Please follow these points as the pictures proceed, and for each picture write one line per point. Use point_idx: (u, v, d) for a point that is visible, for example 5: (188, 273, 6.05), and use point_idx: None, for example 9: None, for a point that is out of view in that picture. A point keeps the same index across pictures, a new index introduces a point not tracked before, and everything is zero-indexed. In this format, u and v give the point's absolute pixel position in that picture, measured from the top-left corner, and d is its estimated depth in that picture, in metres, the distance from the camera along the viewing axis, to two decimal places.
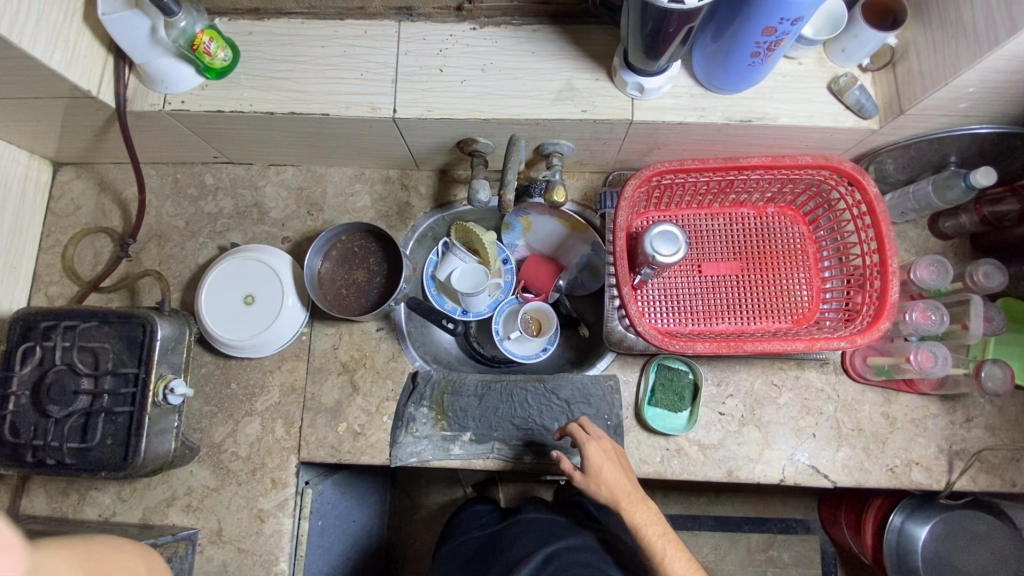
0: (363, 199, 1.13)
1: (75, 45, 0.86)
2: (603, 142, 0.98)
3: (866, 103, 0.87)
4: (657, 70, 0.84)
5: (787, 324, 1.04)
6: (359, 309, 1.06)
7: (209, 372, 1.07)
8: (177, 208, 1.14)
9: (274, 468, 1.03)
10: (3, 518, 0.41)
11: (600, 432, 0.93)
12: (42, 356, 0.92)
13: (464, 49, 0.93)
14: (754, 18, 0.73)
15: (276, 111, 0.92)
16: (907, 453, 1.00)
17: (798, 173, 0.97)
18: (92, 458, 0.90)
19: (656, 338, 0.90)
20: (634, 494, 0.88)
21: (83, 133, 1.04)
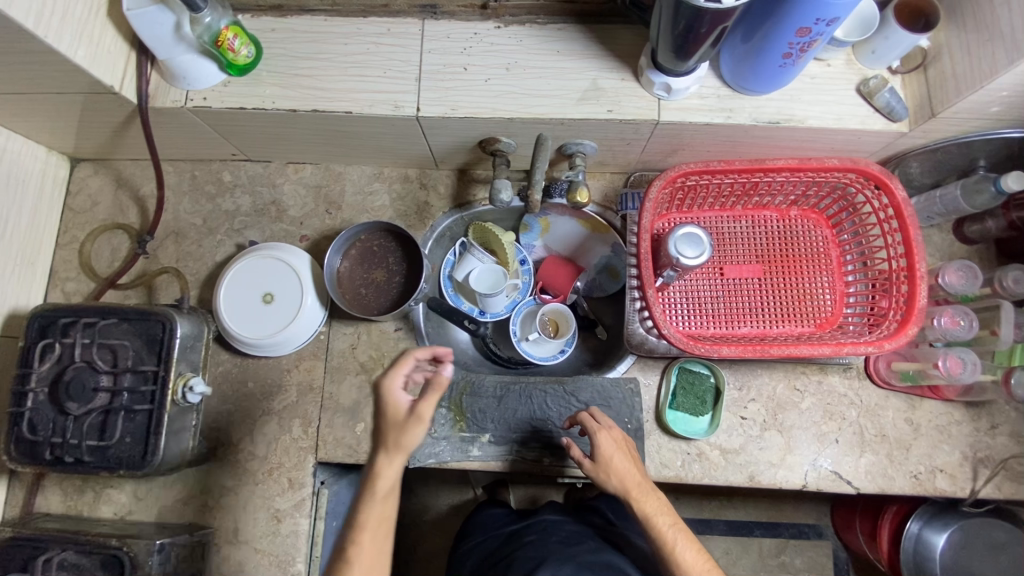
0: (381, 198, 1.12)
1: (99, 40, 0.85)
2: (626, 143, 0.97)
3: (897, 105, 0.85)
4: (685, 70, 0.83)
5: (810, 329, 1.03)
6: (379, 309, 1.05)
7: (226, 371, 1.06)
8: (195, 206, 1.13)
9: (292, 468, 1.02)
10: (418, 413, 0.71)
11: (611, 422, 0.92)
12: (62, 353, 0.91)
13: (488, 47, 0.92)
14: (788, 19, 0.72)
15: (298, 108, 0.91)
16: (931, 460, 0.99)
17: (824, 176, 0.97)
18: (111, 455, 0.89)
19: (681, 341, 0.90)
20: (644, 484, 0.87)
21: (103, 129, 1.03)
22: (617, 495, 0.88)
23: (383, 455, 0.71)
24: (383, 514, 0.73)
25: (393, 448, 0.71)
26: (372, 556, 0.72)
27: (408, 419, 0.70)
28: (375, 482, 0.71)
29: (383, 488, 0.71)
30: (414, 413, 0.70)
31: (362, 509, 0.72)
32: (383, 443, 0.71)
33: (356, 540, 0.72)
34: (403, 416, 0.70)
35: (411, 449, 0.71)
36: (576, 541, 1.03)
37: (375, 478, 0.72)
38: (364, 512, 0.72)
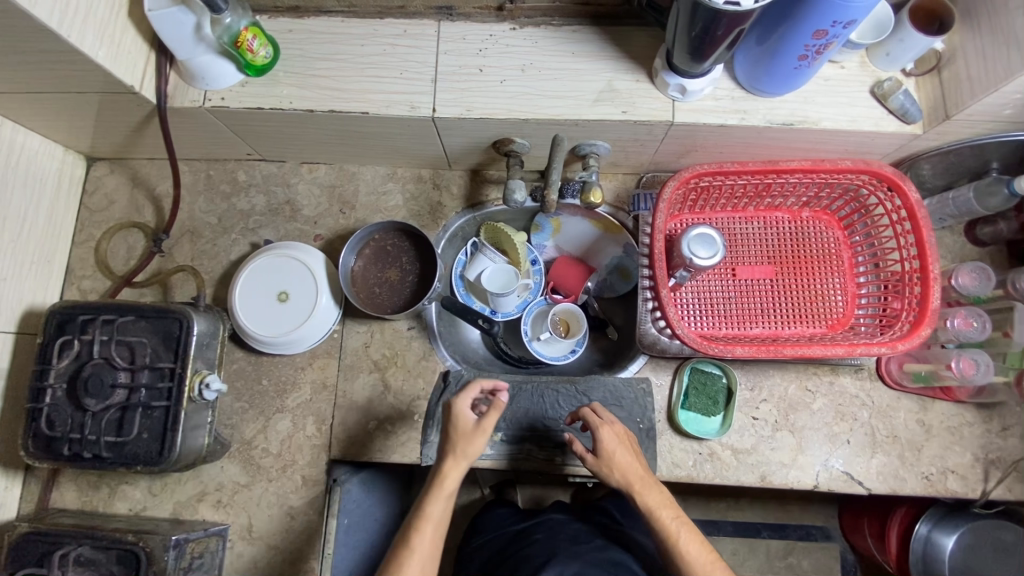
0: (395, 198, 1.13)
1: (121, 41, 0.86)
2: (640, 144, 0.98)
3: (910, 108, 0.86)
4: (700, 72, 0.84)
5: (821, 330, 1.03)
6: (392, 308, 1.06)
7: (240, 369, 1.07)
8: (210, 205, 1.14)
9: (305, 465, 1.03)
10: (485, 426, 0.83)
11: (613, 417, 0.91)
12: (80, 350, 0.92)
13: (504, 48, 0.93)
14: (805, 21, 0.73)
15: (315, 108, 0.92)
16: (942, 462, 0.99)
17: (837, 178, 0.97)
18: (128, 451, 0.90)
19: (695, 341, 0.91)
20: (647, 477, 0.87)
21: (121, 128, 1.04)
22: (620, 489, 0.87)
23: (450, 462, 0.82)
24: (442, 517, 0.81)
25: (460, 456, 0.82)
26: (427, 552, 0.79)
27: (476, 431, 0.82)
28: (442, 484, 0.81)
29: (447, 492, 0.81)
30: (481, 426, 0.82)
31: (426, 508, 0.80)
32: (450, 451, 0.82)
33: (417, 537, 0.79)
34: (471, 427, 0.83)
35: (473, 459, 0.83)
36: (587, 541, 1.03)
37: (440, 483, 0.82)
38: (426, 513, 0.80)
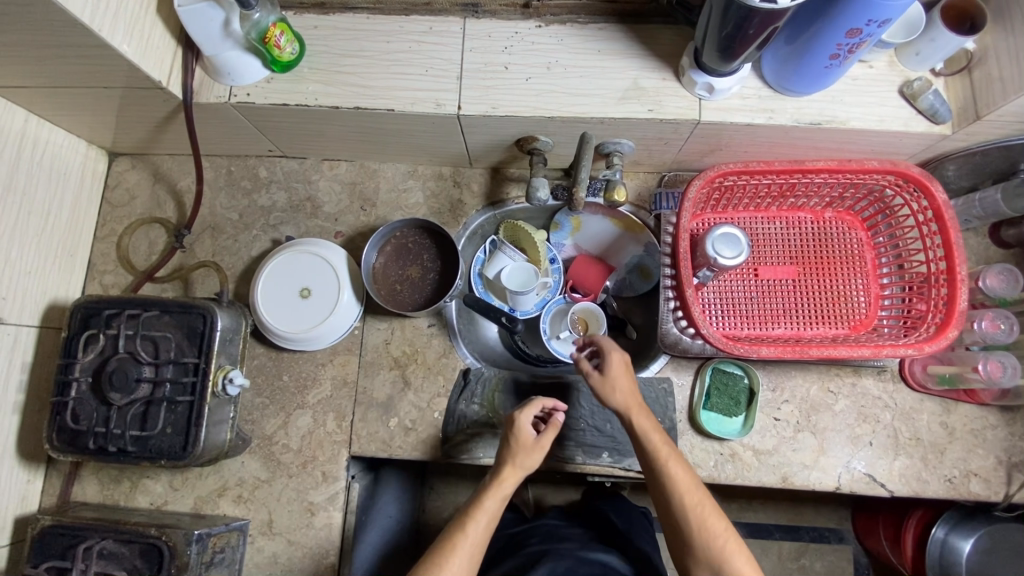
0: (415, 196, 1.13)
1: (150, 36, 0.86)
2: (664, 142, 0.97)
3: (940, 108, 0.85)
4: (729, 70, 0.83)
5: (844, 331, 1.03)
6: (413, 305, 1.06)
7: (261, 365, 1.07)
8: (231, 201, 1.14)
9: (325, 462, 1.03)
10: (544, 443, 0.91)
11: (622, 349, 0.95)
12: (105, 344, 0.93)
13: (530, 46, 0.93)
14: (839, 20, 0.73)
15: (341, 105, 0.92)
16: (965, 464, 0.99)
17: (862, 178, 0.96)
18: (152, 446, 0.90)
19: (720, 341, 0.92)
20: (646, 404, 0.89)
21: (145, 124, 1.04)
22: (617, 411, 0.89)
23: (508, 469, 0.89)
24: (494, 514, 0.89)
25: (518, 465, 0.89)
26: (476, 543, 0.86)
27: (536, 444, 0.90)
28: (499, 485, 0.89)
29: (502, 493, 0.89)
30: (541, 441, 0.90)
31: (482, 502, 0.88)
32: (509, 458, 0.90)
33: (471, 526, 0.86)
34: (532, 440, 0.90)
35: (528, 470, 0.91)
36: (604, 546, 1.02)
37: (497, 485, 0.89)
38: (482, 508, 0.88)
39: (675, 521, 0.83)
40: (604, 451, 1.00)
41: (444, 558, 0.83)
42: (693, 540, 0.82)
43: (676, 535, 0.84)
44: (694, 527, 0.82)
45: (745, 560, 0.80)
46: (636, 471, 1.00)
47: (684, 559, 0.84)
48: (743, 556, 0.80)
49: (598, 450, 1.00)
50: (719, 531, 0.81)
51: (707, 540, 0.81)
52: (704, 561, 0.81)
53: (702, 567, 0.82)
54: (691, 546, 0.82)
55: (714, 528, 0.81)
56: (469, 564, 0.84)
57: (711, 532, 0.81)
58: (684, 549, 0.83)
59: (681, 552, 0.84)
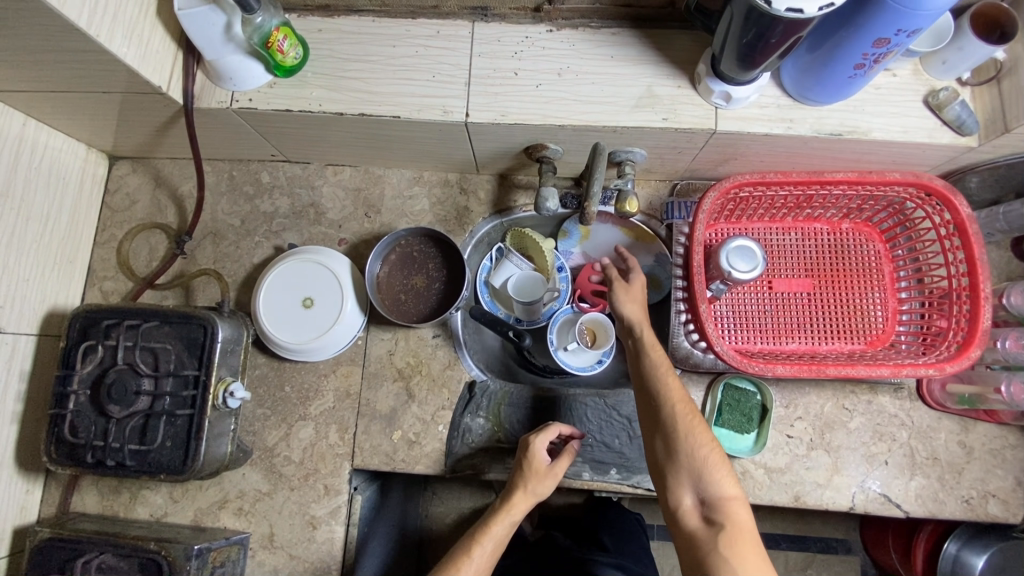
0: (421, 203, 1.11)
1: (149, 40, 0.83)
2: (678, 151, 0.94)
3: (967, 119, 0.82)
4: (748, 79, 0.80)
5: (860, 346, 1.00)
6: (418, 316, 1.03)
7: (262, 375, 1.05)
8: (233, 206, 1.12)
9: (328, 474, 1.01)
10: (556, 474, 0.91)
11: None
12: (104, 355, 0.91)
13: (540, 51, 0.90)
14: (867, 28, 0.69)
15: (345, 111, 0.90)
16: (983, 485, 0.96)
17: (882, 190, 0.93)
18: (151, 460, 0.88)
19: (735, 359, 0.89)
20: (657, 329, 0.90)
21: (145, 128, 1.02)
22: (625, 321, 0.89)
23: (519, 493, 0.89)
24: (501, 539, 0.89)
25: (530, 491, 0.90)
26: (480, 567, 0.85)
27: (549, 471, 0.90)
28: (508, 511, 0.89)
29: (510, 520, 0.89)
30: (553, 469, 0.91)
31: (490, 527, 0.88)
32: (520, 484, 0.90)
33: (477, 550, 0.86)
34: (545, 468, 0.91)
35: (539, 497, 0.91)
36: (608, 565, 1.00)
37: (506, 511, 0.90)
38: (489, 534, 0.88)
39: (663, 425, 0.79)
40: (611, 468, 0.98)
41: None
42: (678, 446, 0.77)
43: (661, 442, 0.79)
44: (681, 433, 0.77)
45: (727, 474, 0.75)
46: (645, 489, 0.97)
47: (664, 467, 0.79)
48: (725, 469, 0.75)
49: (606, 468, 0.98)
50: (705, 442, 0.77)
51: (693, 447, 0.76)
52: (685, 468, 0.76)
53: (681, 476, 0.76)
54: (674, 452, 0.77)
55: (701, 437, 0.77)
56: None
57: (698, 440, 0.77)
58: (665, 456, 0.78)
59: (662, 460, 0.79)
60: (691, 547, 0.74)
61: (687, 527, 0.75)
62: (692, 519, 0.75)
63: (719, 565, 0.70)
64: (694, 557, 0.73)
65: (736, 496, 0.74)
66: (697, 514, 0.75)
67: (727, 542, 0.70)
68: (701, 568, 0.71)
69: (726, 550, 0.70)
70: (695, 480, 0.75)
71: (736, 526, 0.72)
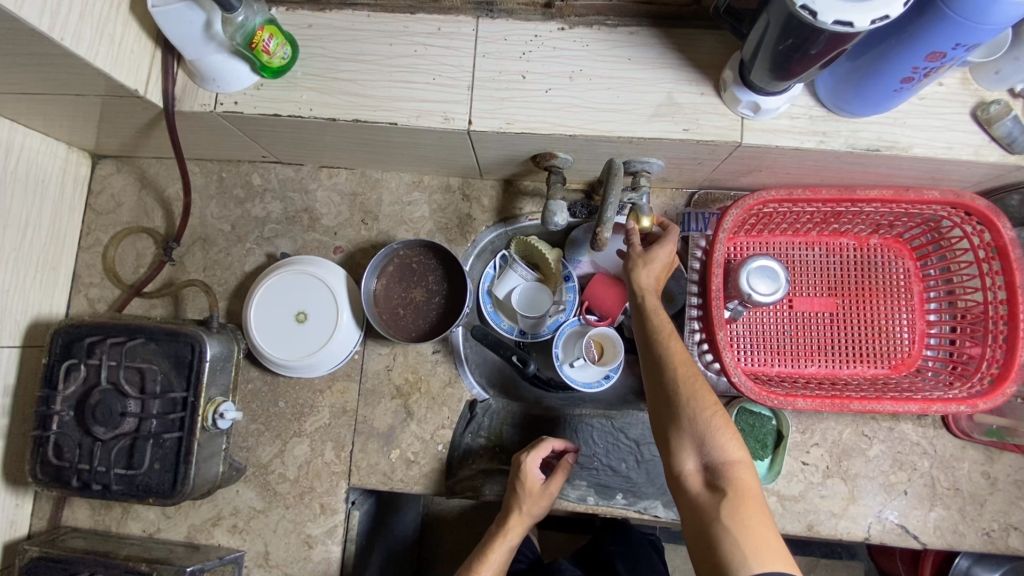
0: (420, 209, 1.04)
1: (121, 39, 0.77)
2: (697, 162, 0.87)
3: (1020, 136, 0.75)
4: (779, 89, 0.72)
5: (884, 370, 0.94)
6: (417, 331, 0.98)
7: (256, 389, 1.02)
8: (223, 210, 1.06)
9: (323, 493, 0.98)
10: (548, 495, 0.88)
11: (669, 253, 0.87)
12: (87, 373, 0.87)
13: (550, 52, 0.82)
14: (921, 39, 0.63)
15: (338, 117, 0.83)
16: (1006, 517, 0.91)
17: (918, 208, 0.86)
18: (139, 483, 0.85)
19: (752, 390, 0.84)
20: None
21: (126, 129, 0.96)
22: (635, 285, 0.80)
23: (515, 517, 0.87)
24: (500, 565, 0.87)
25: (525, 513, 0.88)
26: None
27: (543, 491, 0.88)
28: (505, 536, 0.87)
29: (507, 546, 0.88)
30: (547, 489, 0.88)
31: (488, 554, 0.87)
32: (516, 507, 0.88)
33: None
34: (537, 488, 0.88)
35: (536, 517, 0.89)
36: None
37: (503, 536, 0.88)
38: (486, 563, 0.87)
39: (665, 386, 0.70)
40: (618, 493, 0.94)
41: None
42: (681, 407, 0.68)
43: (663, 402, 0.70)
44: (684, 392, 0.69)
45: (732, 439, 0.66)
46: (652, 514, 0.93)
47: (665, 429, 0.70)
48: (731, 432, 0.67)
49: (611, 492, 0.94)
50: (710, 404, 0.68)
51: (696, 408, 0.68)
52: (686, 428, 0.68)
53: (683, 438, 0.68)
54: (676, 412, 0.69)
55: (705, 398, 0.68)
56: None
57: (702, 400, 0.68)
58: (667, 417, 0.70)
59: (663, 421, 0.70)
60: (691, 515, 0.65)
61: (687, 493, 0.66)
62: (694, 483, 0.66)
63: (719, 533, 0.61)
64: (693, 525, 0.64)
65: (741, 461, 0.66)
66: (699, 479, 0.66)
67: (728, 508, 0.62)
68: (700, 536, 0.62)
69: (727, 516, 0.61)
70: (697, 443, 0.67)
71: (740, 493, 0.63)
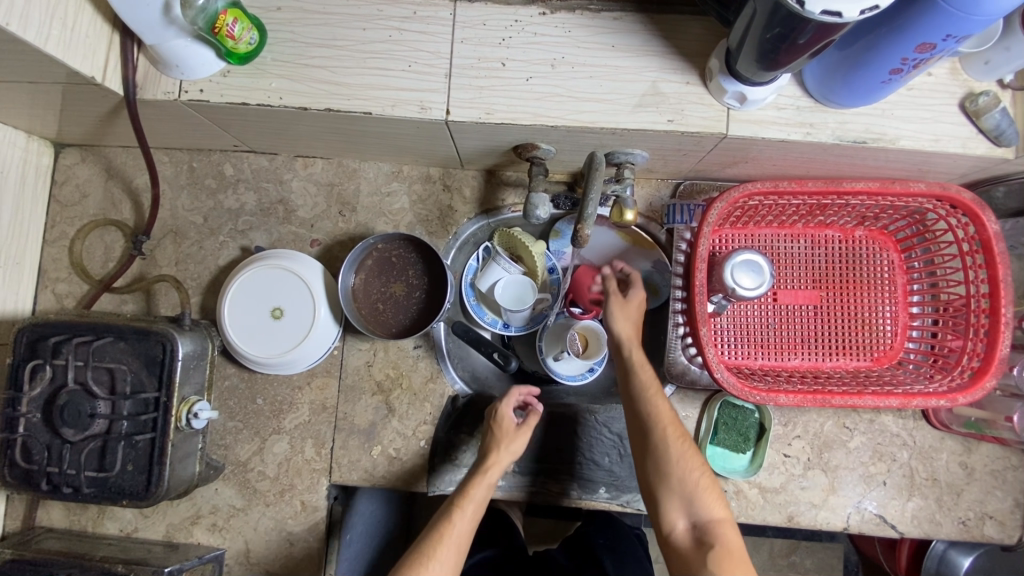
0: (400, 200, 1.01)
1: (74, 23, 0.72)
2: (682, 153, 0.85)
3: (1008, 129, 0.73)
4: (766, 80, 0.70)
5: (865, 363, 0.95)
6: (397, 326, 0.96)
7: (233, 386, 0.99)
8: (194, 201, 1.02)
9: (304, 490, 0.96)
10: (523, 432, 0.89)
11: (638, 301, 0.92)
12: (54, 374, 0.84)
13: (531, 38, 0.79)
14: (910, 30, 0.61)
15: (310, 106, 0.79)
16: (982, 507, 0.93)
17: (904, 201, 0.85)
18: (112, 486, 0.83)
19: (735, 387, 0.83)
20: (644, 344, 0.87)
21: (89, 118, 0.91)
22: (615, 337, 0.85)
23: (494, 456, 0.87)
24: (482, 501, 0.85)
25: (504, 451, 0.87)
26: (463, 534, 0.81)
27: (519, 429, 0.89)
28: (485, 473, 0.86)
29: (488, 482, 0.85)
30: (522, 428, 0.90)
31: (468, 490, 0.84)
32: (494, 446, 0.88)
33: (458, 516, 0.82)
34: (512, 429, 0.89)
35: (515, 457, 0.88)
36: None
37: (483, 473, 0.86)
38: (467, 499, 0.84)
39: (653, 447, 0.77)
40: (600, 487, 0.94)
41: (432, 549, 0.79)
42: (670, 468, 0.75)
43: (652, 464, 0.77)
44: (671, 452, 0.76)
45: (716, 497, 0.74)
46: (634, 507, 0.93)
47: (653, 488, 0.77)
48: (714, 492, 0.75)
49: (593, 486, 0.94)
50: (696, 465, 0.76)
51: (685, 469, 0.75)
52: (676, 489, 0.75)
53: (673, 498, 0.75)
54: (665, 473, 0.76)
55: (691, 460, 0.76)
56: (458, 556, 0.79)
57: (690, 462, 0.75)
58: (656, 478, 0.76)
59: (652, 481, 0.77)
60: (682, 568, 0.72)
61: (677, 547, 0.73)
62: (682, 538, 0.74)
63: None
64: None
65: (725, 519, 0.74)
66: (688, 534, 0.73)
67: (716, 560, 0.69)
68: None
69: (717, 568, 0.69)
70: (686, 502, 0.74)
71: (727, 547, 0.70)
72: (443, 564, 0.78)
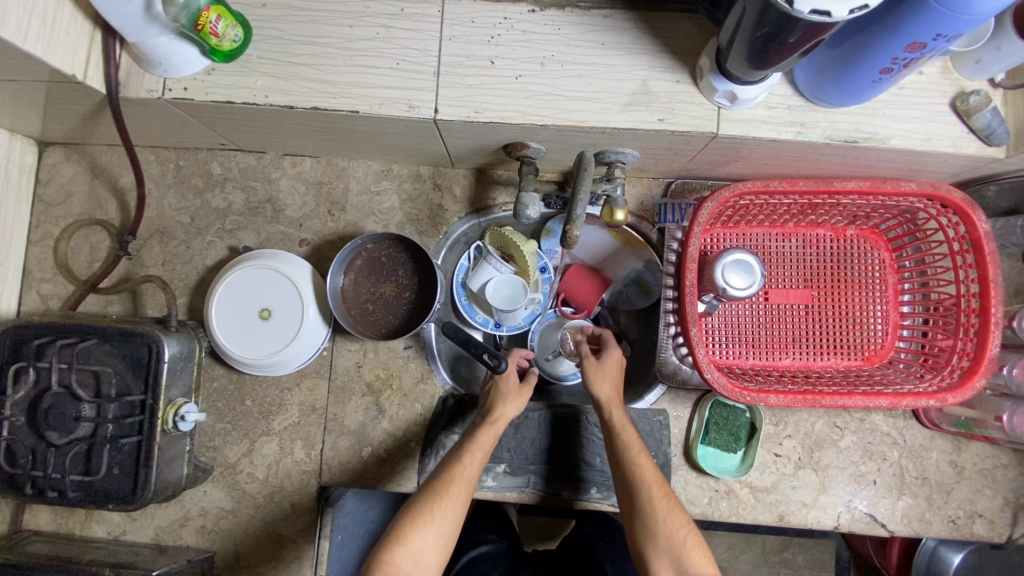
0: (390, 199, 1.01)
1: (54, 21, 0.71)
2: (673, 152, 0.84)
3: (998, 128, 0.73)
4: (757, 79, 0.70)
5: (856, 362, 0.95)
6: (388, 327, 0.95)
7: (222, 387, 0.98)
8: (181, 201, 1.01)
9: (294, 492, 0.96)
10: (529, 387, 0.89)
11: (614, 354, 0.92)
12: (38, 377, 0.82)
13: (521, 36, 0.78)
14: (900, 29, 0.60)
15: (296, 104, 0.78)
16: (971, 505, 0.93)
17: (896, 200, 0.85)
18: (98, 489, 0.82)
19: (726, 387, 0.83)
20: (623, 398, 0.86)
21: (72, 116, 0.90)
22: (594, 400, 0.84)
23: (501, 408, 0.86)
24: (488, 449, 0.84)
25: (511, 403, 0.86)
26: (470, 480, 0.80)
27: (525, 384, 0.89)
28: (492, 423, 0.84)
29: (495, 433, 0.84)
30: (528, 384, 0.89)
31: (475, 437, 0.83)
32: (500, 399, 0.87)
33: (466, 461, 0.81)
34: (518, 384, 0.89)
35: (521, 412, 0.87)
36: None
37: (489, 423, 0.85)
38: (474, 447, 0.82)
39: (640, 508, 0.76)
40: (594, 487, 0.93)
41: (439, 491, 0.77)
42: (657, 528, 0.75)
43: (638, 525, 0.76)
44: (657, 512, 0.76)
45: (704, 556, 0.74)
46: None
47: (642, 548, 0.76)
48: (701, 549, 0.75)
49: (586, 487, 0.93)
50: (682, 522, 0.76)
51: (672, 528, 0.75)
52: (665, 549, 0.75)
53: (662, 558, 0.75)
54: (652, 534, 0.75)
55: (677, 518, 0.76)
56: (464, 500, 0.78)
57: (676, 521, 0.75)
58: (644, 538, 0.76)
59: (640, 541, 0.76)
60: None
61: None
62: None
63: None
64: None
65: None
66: None
67: None
68: None
69: None
70: (674, 561, 0.74)
71: None
72: (451, 509, 0.77)
